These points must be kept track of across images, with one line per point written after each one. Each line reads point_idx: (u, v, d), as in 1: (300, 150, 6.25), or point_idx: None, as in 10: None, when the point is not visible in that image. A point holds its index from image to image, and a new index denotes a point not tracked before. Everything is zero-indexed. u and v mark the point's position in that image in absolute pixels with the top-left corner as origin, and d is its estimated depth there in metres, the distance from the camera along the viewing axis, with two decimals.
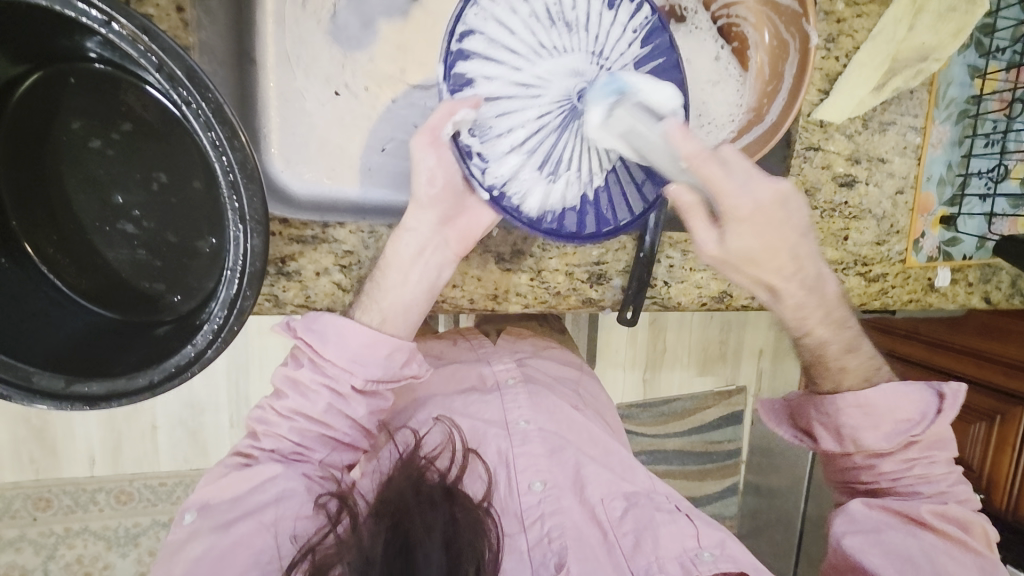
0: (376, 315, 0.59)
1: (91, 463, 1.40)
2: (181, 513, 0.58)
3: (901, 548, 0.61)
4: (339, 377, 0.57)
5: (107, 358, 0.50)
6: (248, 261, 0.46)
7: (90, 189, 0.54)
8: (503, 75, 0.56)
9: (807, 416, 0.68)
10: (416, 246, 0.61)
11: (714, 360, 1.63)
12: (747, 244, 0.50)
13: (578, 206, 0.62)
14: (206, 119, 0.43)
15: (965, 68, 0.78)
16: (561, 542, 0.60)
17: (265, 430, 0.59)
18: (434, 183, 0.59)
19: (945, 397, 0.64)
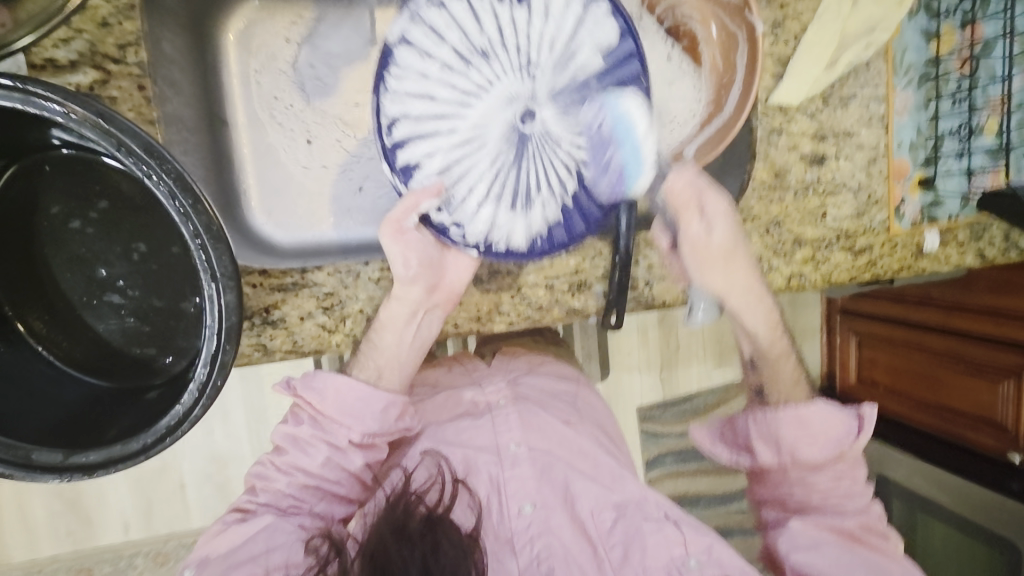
0: (372, 372, 0.64)
1: (126, 528, 1.43)
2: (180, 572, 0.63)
3: (838, 560, 0.70)
4: (338, 431, 0.62)
5: (103, 425, 0.53)
6: (224, 317, 0.49)
7: (76, 268, 0.57)
8: (444, 141, 0.60)
9: (749, 434, 0.77)
10: (409, 309, 0.63)
11: (730, 350, 1.62)
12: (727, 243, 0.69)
13: (562, 219, 0.63)
14: (169, 189, 0.46)
15: (918, 32, 0.78)
16: (549, 563, 0.66)
17: (264, 485, 0.64)
18: (410, 266, 0.61)
19: (865, 417, 0.73)
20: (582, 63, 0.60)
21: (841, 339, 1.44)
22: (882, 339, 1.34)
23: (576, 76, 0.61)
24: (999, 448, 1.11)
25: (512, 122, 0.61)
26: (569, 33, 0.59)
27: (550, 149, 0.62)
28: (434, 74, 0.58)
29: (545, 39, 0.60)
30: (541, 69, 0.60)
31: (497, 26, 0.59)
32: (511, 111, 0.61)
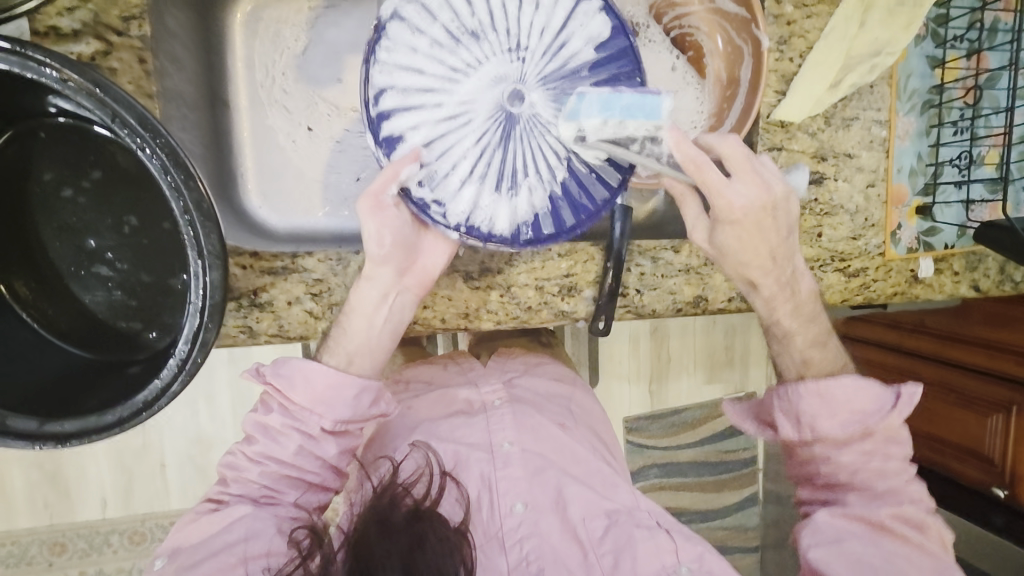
0: (343, 358, 0.62)
1: (103, 505, 1.42)
2: (153, 559, 0.60)
3: (863, 554, 0.61)
4: (308, 420, 0.59)
5: (80, 396, 0.52)
6: (209, 294, 0.48)
7: (66, 236, 0.56)
8: (430, 117, 0.59)
9: (769, 408, 0.70)
10: (379, 292, 0.62)
11: (720, 366, 1.61)
12: (734, 237, 0.64)
13: (549, 205, 0.63)
14: (161, 163, 0.45)
15: (924, 59, 0.78)
16: (538, 565, 0.61)
17: (235, 475, 0.60)
18: (383, 242, 0.60)
19: (902, 396, 0.65)
20: (572, 52, 0.61)
21: None
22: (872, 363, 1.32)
23: (566, 64, 0.61)
24: (984, 481, 1.11)
25: (500, 103, 0.61)
26: (559, 23, 0.60)
27: (538, 132, 0.61)
28: (422, 47, 0.57)
29: (536, 25, 0.60)
30: (532, 53, 0.60)
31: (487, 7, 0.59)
32: (499, 92, 0.61)
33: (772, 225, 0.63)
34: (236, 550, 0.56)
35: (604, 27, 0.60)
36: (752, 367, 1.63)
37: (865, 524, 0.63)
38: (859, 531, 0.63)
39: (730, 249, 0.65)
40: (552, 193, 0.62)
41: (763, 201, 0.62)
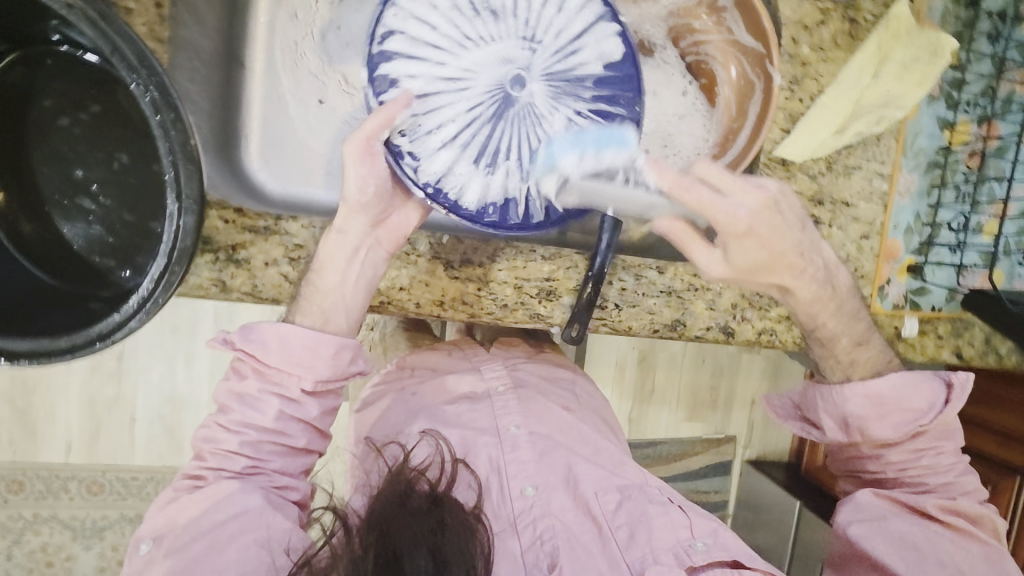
0: (317, 316, 0.61)
1: (67, 450, 1.41)
2: (135, 544, 0.59)
3: (906, 536, 0.65)
4: (286, 381, 0.60)
5: (37, 318, 0.53)
6: (180, 238, 0.49)
7: (54, 164, 0.57)
8: (430, 72, 0.58)
9: (816, 408, 0.70)
10: (351, 247, 0.62)
11: (703, 405, 1.60)
12: (749, 250, 0.59)
13: (520, 194, 0.62)
14: (153, 102, 0.46)
15: (934, 119, 0.78)
16: (552, 544, 0.60)
17: (211, 447, 0.60)
18: (367, 189, 0.59)
19: (954, 386, 0.66)
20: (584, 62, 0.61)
21: None
22: None
23: (573, 69, 0.61)
24: None
25: (499, 81, 0.61)
26: (578, 32, 0.60)
27: (529, 121, 0.62)
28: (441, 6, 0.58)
29: (556, 27, 0.60)
30: (544, 48, 0.61)
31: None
32: (502, 73, 0.61)
33: (780, 218, 0.58)
34: (226, 528, 0.56)
35: (618, 50, 0.61)
36: (736, 409, 1.61)
37: (909, 509, 0.66)
38: (904, 515, 0.66)
39: (749, 263, 0.60)
40: (528, 187, 0.62)
41: (762, 202, 0.56)
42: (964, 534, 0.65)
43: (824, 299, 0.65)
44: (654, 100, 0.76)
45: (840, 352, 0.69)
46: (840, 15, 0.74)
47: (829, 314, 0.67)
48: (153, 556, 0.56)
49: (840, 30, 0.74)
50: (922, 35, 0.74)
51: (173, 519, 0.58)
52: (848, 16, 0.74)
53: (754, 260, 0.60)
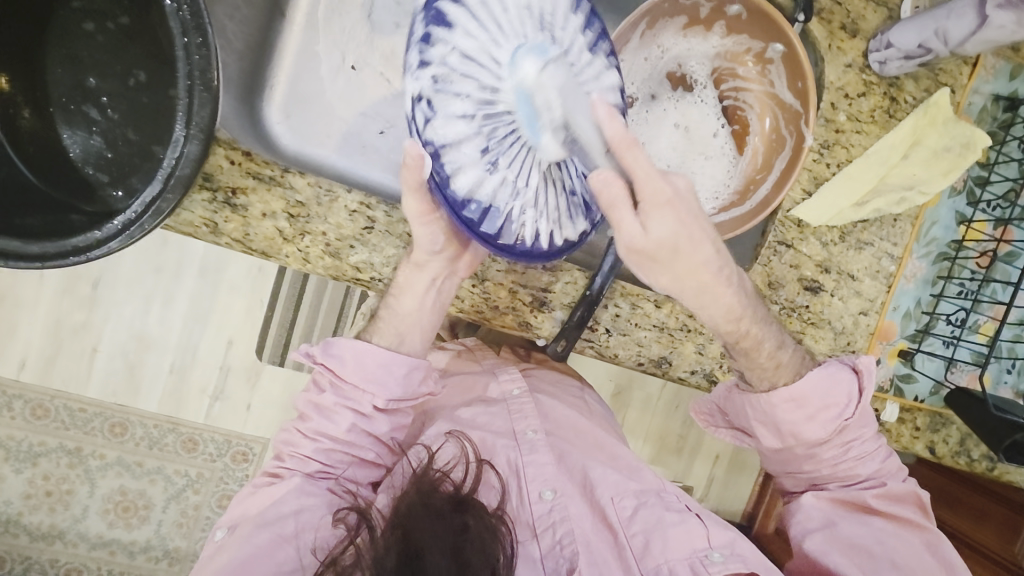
0: (393, 336, 0.66)
1: (20, 367, 1.36)
2: (214, 532, 0.67)
3: (854, 539, 0.65)
4: (360, 398, 0.65)
5: (9, 215, 0.50)
6: (179, 165, 0.47)
7: (68, 66, 0.56)
8: (482, 40, 0.52)
9: (743, 417, 0.69)
10: (429, 277, 0.64)
11: (667, 451, 1.59)
12: (666, 224, 0.51)
13: (504, 207, 0.58)
14: (182, 24, 0.44)
15: (952, 212, 0.78)
16: (571, 549, 0.65)
17: (290, 450, 0.66)
18: (435, 242, 0.61)
19: (862, 373, 0.66)
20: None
21: (775, 486, 1.53)
22: None
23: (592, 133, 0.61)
24: None
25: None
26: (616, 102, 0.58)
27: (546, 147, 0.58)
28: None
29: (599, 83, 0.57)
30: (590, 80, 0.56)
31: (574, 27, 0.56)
32: None
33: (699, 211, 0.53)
34: (288, 522, 0.62)
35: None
36: (699, 460, 1.60)
37: (851, 507, 0.67)
38: (848, 514, 0.66)
39: (668, 242, 0.52)
40: (511, 206, 0.58)
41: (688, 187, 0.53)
42: (906, 525, 0.66)
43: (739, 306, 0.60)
44: (686, 135, 0.76)
45: (764, 358, 0.65)
46: (882, 91, 0.74)
47: (748, 318, 0.62)
48: (225, 542, 0.64)
49: (879, 105, 0.74)
50: (958, 126, 0.74)
51: (245, 511, 0.65)
52: (889, 94, 0.74)
53: (673, 240, 0.52)
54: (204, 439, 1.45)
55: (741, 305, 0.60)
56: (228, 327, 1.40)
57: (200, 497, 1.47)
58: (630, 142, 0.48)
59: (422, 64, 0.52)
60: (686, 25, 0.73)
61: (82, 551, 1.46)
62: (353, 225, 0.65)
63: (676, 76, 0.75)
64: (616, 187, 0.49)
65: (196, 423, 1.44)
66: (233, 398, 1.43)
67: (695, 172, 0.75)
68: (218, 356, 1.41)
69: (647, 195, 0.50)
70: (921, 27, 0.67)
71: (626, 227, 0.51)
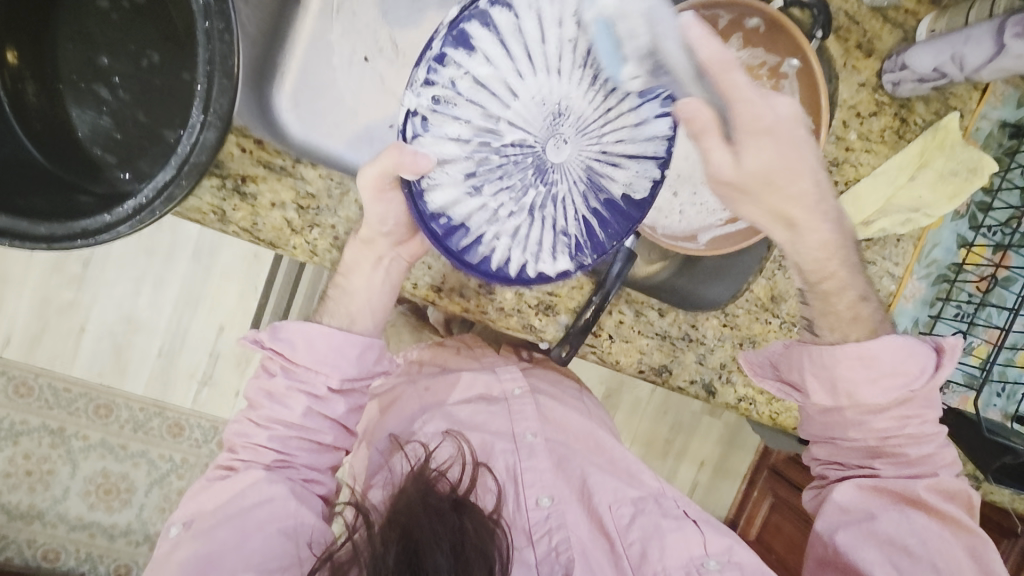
0: (344, 317, 0.64)
1: (4, 343, 1.34)
2: (169, 527, 0.64)
3: (890, 535, 0.63)
4: (312, 380, 0.63)
5: (12, 192, 0.49)
6: (195, 152, 0.46)
7: (80, 44, 0.55)
8: (498, 71, 0.53)
9: (795, 368, 0.65)
10: (376, 255, 0.63)
11: (654, 454, 1.60)
12: (762, 154, 0.51)
13: (475, 231, 0.57)
14: (204, 7, 0.44)
15: (953, 235, 0.80)
16: (568, 555, 0.66)
17: (245, 442, 0.63)
18: (385, 223, 0.60)
19: (946, 351, 0.61)
20: (615, 178, 0.59)
21: (758, 493, 1.55)
22: (799, 513, 1.35)
23: (597, 175, 0.58)
24: None
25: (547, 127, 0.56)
26: (630, 152, 0.58)
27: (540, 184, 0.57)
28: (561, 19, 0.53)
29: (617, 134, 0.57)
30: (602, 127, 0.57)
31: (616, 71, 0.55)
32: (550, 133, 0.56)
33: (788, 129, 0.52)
34: (254, 514, 0.60)
35: (643, 192, 0.59)
36: (684, 466, 1.61)
37: (892, 500, 0.64)
38: (889, 508, 0.64)
39: (761, 170, 0.52)
40: (484, 229, 0.57)
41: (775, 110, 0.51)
42: (946, 523, 0.63)
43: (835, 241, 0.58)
44: None
45: (842, 307, 0.62)
46: (893, 112, 0.75)
47: (835, 262, 0.59)
48: (180, 538, 0.61)
49: (889, 125, 0.75)
50: (966, 151, 0.75)
51: (202, 505, 0.63)
52: (900, 116, 0.75)
53: (768, 169, 0.52)
54: (190, 424, 1.43)
55: (837, 241, 0.58)
56: (220, 312, 1.39)
57: (183, 483, 1.45)
58: (727, 67, 0.47)
59: (427, 82, 0.52)
60: None
61: (60, 532, 1.44)
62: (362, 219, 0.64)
63: None
64: (710, 117, 0.50)
65: (183, 408, 1.42)
66: (222, 384, 1.42)
67: None
68: (208, 341, 1.39)
69: (751, 123, 0.50)
70: (937, 52, 0.67)
71: (716, 157, 0.52)
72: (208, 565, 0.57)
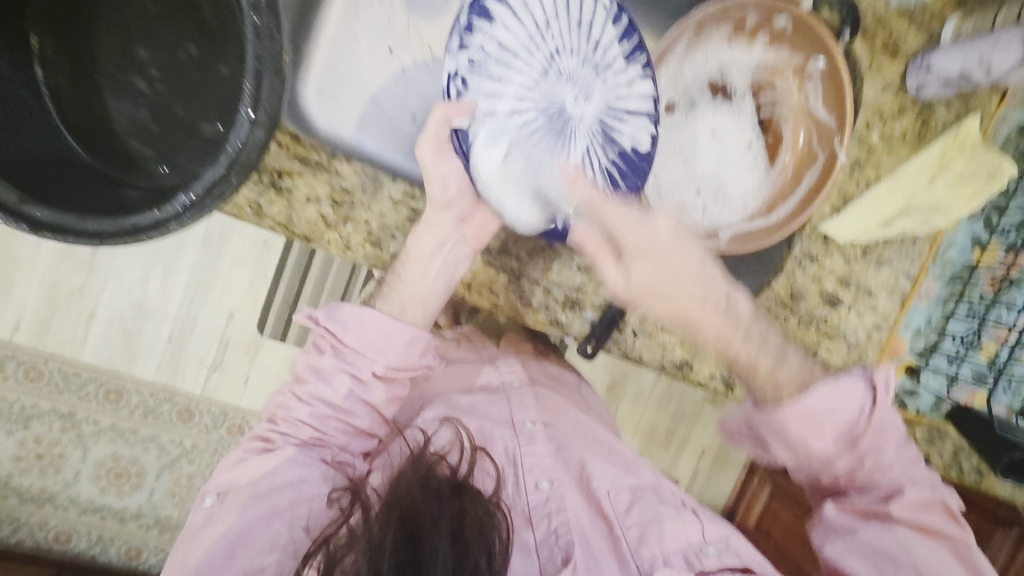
0: (397, 305, 0.66)
1: (14, 328, 1.33)
2: (202, 497, 0.67)
3: (878, 547, 0.62)
4: (360, 364, 0.64)
5: (61, 188, 0.50)
6: (245, 150, 0.46)
7: (117, 34, 0.55)
8: (517, 35, 0.57)
9: (761, 433, 0.67)
10: (437, 242, 0.65)
11: (655, 444, 1.62)
12: (655, 301, 0.61)
13: (519, 183, 0.60)
14: (254, 2, 0.44)
15: (968, 235, 0.83)
16: (567, 538, 0.65)
17: (285, 414, 0.66)
18: (448, 188, 0.62)
19: (879, 388, 0.63)
20: (623, 132, 0.64)
21: (757, 483, 1.58)
22: (798, 501, 1.39)
23: (612, 126, 0.63)
24: None
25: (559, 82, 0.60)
26: (631, 108, 0.64)
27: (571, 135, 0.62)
28: None
29: (618, 92, 0.63)
30: (603, 84, 0.63)
31: (605, 38, 0.62)
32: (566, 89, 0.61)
33: (679, 250, 0.60)
34: (284, 494, 0.64)
35: (648, 146, 0.65)
36: (684, 456, 1.64)
37: (870, 513, 0.63)
38: (870, 521, 0.63)
39: (673, 303, 0.61)
40: (524, 189, 0.60)
41: (670, 233, 0.60)
42: (929, 534, 0.62)
43: (729, 331, 0.63)
44: (721, 144, 0.74)
45: (762, 379, 0.65)
46: (914, 113, 0.76)
47: (737, 343, 0.64)
48: (215, 511, 0.64)
49: (910, 127, 0.76)
50: (986, 154, 0.75)
51: (235, 479, 0.65)
52: (921, 117, 0.76)
53: (657, 283, 0.60)
54: (200, 410, 1.44)
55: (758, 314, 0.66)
56: (229, 299, 1.39)
57: (194, 467, 1.47)
58: (597, 199, 0.58)
59: (462, 46, 0.55)
60: (731, 34, 0.73)
61: (72, 515, 1.45)
62: (396, 215, 0.69)
63: (716, 86, 0.74)
64: (597, 234, 0.61)
65: (193, 394, 1.43)
66: (232, 370, 1.43)
67: (727, 181, 0.74)
68: (218, 327, 1.40)
69: (636, 250, 0.59)
70: (964, 54, 0.69)
71: (611, 274, 0.61)
72: (233, 551, 0.61)
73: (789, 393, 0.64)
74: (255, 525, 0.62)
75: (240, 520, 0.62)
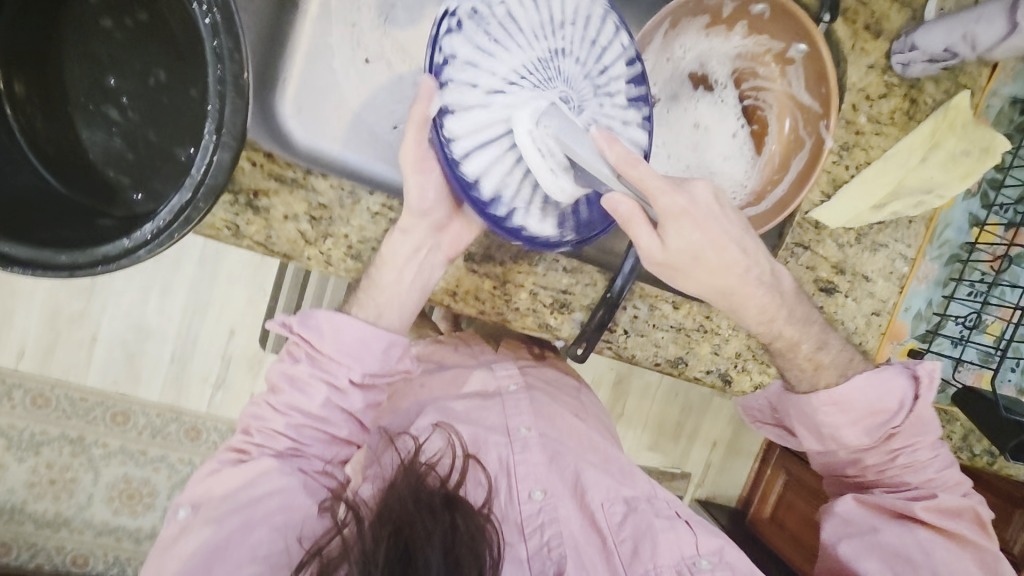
0: (373, 311, 0.65)
1: (18, 356, 1.35)
2: (176, 510, 0.64)
3: (895, 547, 0.63)
4: (337, 372, 0.63)
5: (31, 222, 0.50)
6: (211, 173, 0.46)
7: (87, 65, 0.55)
8: (528, 19, 0.57)
9: (786, 416, 0.69)
10: (412, 247, 0.64)
11: (665, 438, 1.60)
12: (710, 262, 0.56)
13: (470, 145, 0.56)
14: (214, 25, 0.43)
15: (966, 213, 0.80)
16: (560, 551, 0.64)
17: (258, 425, 0.64)
18: (424, 194, 0.61)
19: (921, 379, 0.65)
20: None
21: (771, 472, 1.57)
22: (815, 490, 1.37)
23: None
24: None
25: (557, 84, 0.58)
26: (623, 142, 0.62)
27: None
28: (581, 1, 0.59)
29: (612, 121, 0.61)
30: (598, 104, 0.61)
31: (614, 69, 0.61)
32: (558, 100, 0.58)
33: (719, 219, 0.55)
34: (269, 506, 0.61)
35: None
36: (696, 447, 1.62)
37: (890, 513, 0.65)
38: (889, 521, 0.65)
39: (716, 266, 0.56)
40: (471, 156, 0.56)
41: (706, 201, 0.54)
42: (954, 541, 0.63)
43: (772, 307, 0.61)
44: (703, 135, 0.74)
45: (801, 360, 0.65)
46: (902, 92, 0.74)
47: (781, 319, 0.62)
48: (187, 524, 0.61)
49: (899, 107, 0.75)
50: (977, 130, 0.74)
51: (209, 490, 0.63)
52: (909, 96, 0.75)
53: (695, 249, 0.54)
54: (207, 428, 1.44)
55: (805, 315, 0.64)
56: (229, 316, 1.39)
57: None
58: (632, 160, 0.49)
59: None
60: (708, 25, 0.71)
61: (87, 538, 1.45)
62: (375, 228, 0.68)
63: (696, 76, 0.74)
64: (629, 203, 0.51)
65: (199, 411, 1.44)
66: (236, 387, 1.43)
67: (712, 172, 0.74)
68: (219, 344, 1.40)
69: (671, 214, 0.52)
70: (948, 31, 0.66)
71: (645, 241, 0.53)
72: (210, 564, 0.57)
73: (826, 379, 0.65)
74: (234, 539, 0.59)
75: (219, 533, 0.59)
